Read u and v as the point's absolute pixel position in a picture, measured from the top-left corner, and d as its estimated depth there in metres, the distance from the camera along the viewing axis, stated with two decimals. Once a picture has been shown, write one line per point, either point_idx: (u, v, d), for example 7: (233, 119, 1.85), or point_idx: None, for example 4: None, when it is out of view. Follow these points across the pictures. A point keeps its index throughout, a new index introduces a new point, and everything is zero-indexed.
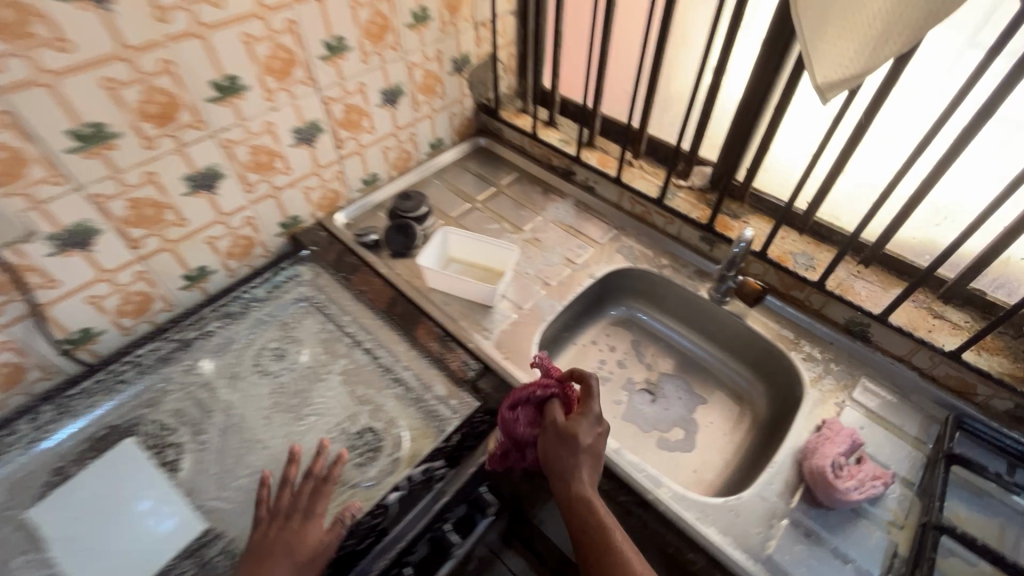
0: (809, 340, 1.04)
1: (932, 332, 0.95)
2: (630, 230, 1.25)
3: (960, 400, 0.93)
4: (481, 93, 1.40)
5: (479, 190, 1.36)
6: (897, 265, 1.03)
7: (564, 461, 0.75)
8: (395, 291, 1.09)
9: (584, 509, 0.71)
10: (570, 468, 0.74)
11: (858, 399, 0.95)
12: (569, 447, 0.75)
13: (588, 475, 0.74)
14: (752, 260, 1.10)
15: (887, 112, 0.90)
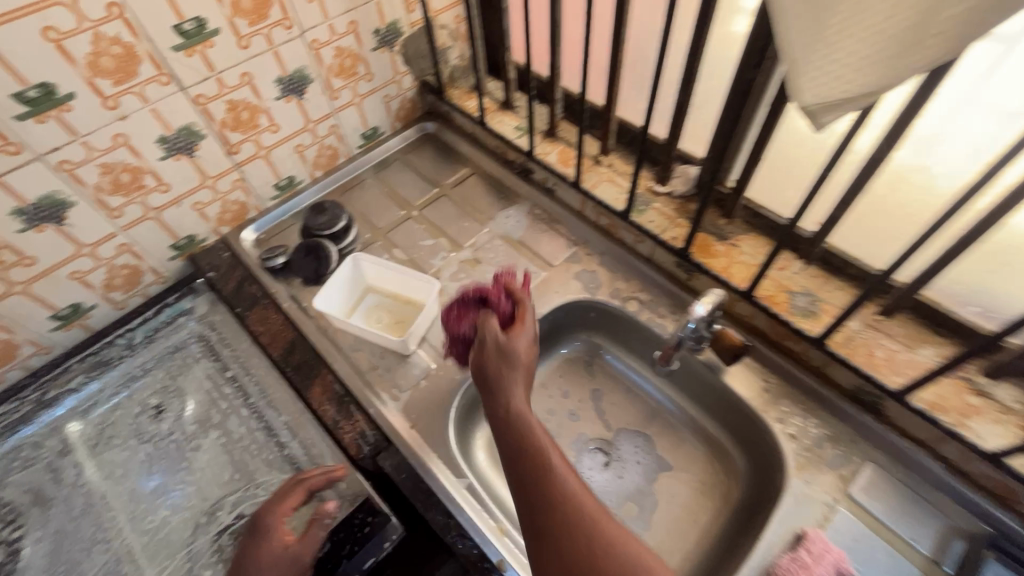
0: (804, 407, 0.81)
1: (968, 419, 0.71)
2: (593, 247, 1.01)
3: (999, 507, 0.70)
4: (422, 69, 1.15)
5: (418, 192, 1.13)
6: (934, 317, 0.76)
7: (503, 374, 0.66)
8: (296, 332, 0.91)
9: (532, 455, 0.60)
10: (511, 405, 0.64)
11: (857, 498, 0.74)
12: (508, 362, 0.67)
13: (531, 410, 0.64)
14: (737, 298, 0.86)
15: (938, 117, 0.61)
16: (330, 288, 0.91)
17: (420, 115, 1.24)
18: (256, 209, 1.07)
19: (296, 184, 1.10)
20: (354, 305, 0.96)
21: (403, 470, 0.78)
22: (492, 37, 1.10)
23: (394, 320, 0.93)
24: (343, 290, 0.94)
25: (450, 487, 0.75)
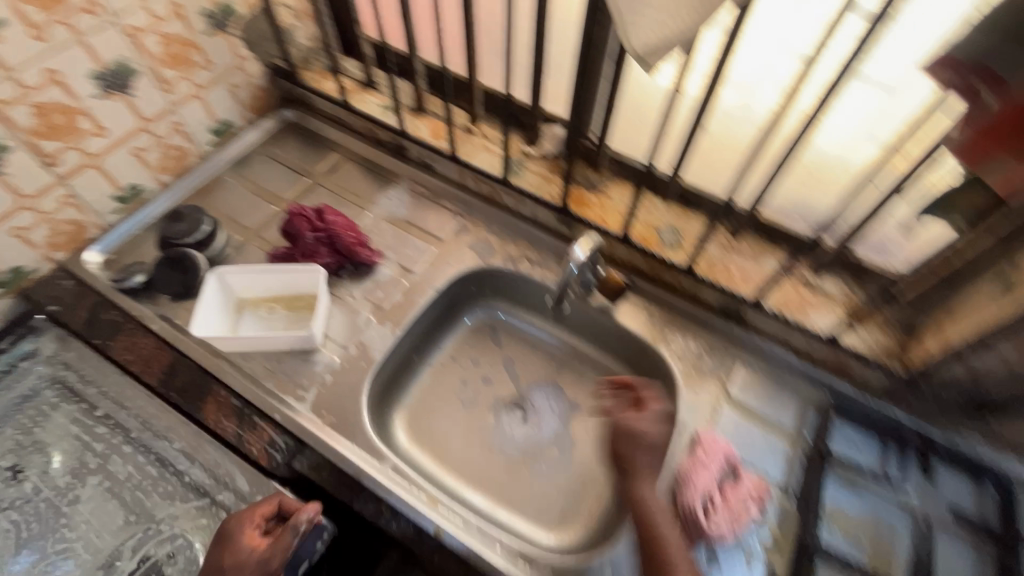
0: (684, 329, 0.92)
1: (807, 310, 0.85)
2: (479, 216, 1.03)
3: (838, 378, 0.85)
4: (268, 52, 1.06)
5: (288, 185, 1.07)
6: (773, 232, 0.88)
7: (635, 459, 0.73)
8: (174, 353, 0.83)
9: (642, 520, 0.69)
10: (635, 462, 0.73)
11: (734, 396, 0.86)
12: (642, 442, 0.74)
13: (652, 490, 0.71)
14: (615, 243, 0.94)
15: (748, 57, 0.70)
16: (203, 305, 0.82)
17: (274, 103, 1.16)
18: (96, 227, 0.93)
19: (141, 192, 0.98)
20: (235, 319, 0.88)
21: (322, 467, 0.76)
22: (340, 13, 1.05)
23: (285, 322, 0.88)
24: (218, 307, 0.85)
25: (376, 472, 0.74)
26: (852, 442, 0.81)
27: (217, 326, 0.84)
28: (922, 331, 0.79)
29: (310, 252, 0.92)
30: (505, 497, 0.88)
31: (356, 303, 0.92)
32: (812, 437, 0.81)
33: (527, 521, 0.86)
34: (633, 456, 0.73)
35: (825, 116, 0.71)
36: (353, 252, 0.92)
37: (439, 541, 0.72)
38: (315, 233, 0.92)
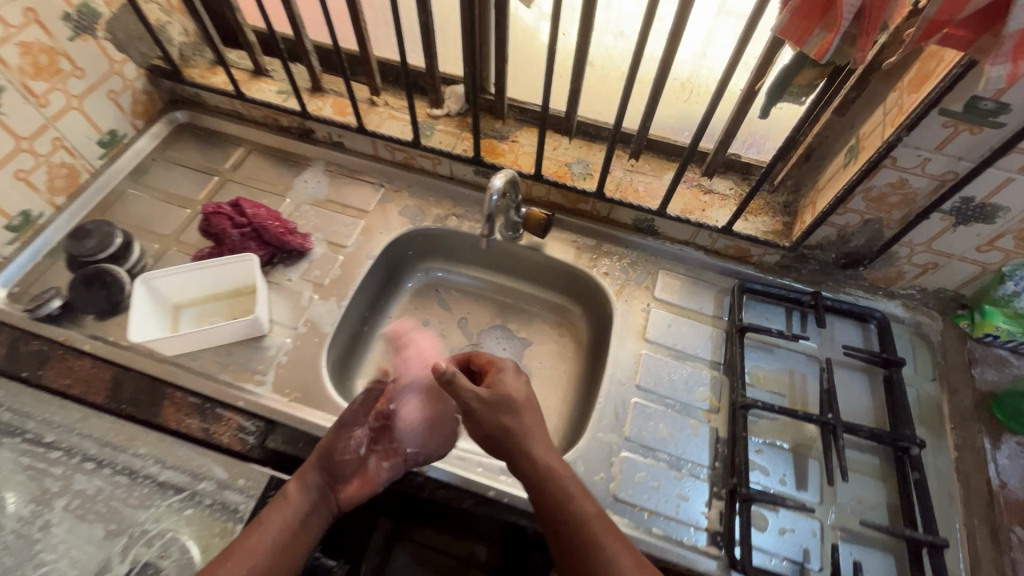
0: (608, 250, 1.01)
1: (707, 210, 0.96)
2: (399, 184, 1.06)
3: (741, 264, 0.98)
4: (142, 53, 1.02)
5: (196, 186, 1.04)
6: (665, 148, 1.00)
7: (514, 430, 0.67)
8: (115, 368, 0.81)
9: (524, 455, 0.66)
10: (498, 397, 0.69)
11: (660, 297, 0.96)
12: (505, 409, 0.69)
13: (514, 376, 0.73)
14: (532, 184, 1.01)
15: None
16: (138, 315, 0.81)
17: (162, 107, 1.11)
18: None
19: (34, 219, 0.93)
20: (175, 321, 0.87)
21: (297, 440, 0.78)
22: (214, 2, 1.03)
23: (226, 317, 0.88)
24: (155, 313, 0.84)
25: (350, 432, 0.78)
26: (761, 313, 0.94)
27: (158, 334, 0.83)
28: (801, 210, 0.92)
29: (239, 250, 0.91)
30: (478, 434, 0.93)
31: (295, 286, 0.92)
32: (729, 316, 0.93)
33: None
34: (520, 414, 0.68)
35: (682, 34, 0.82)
36: (285, 241, 0.92)
37: (424, 477, 0.77)
38: (240, 229, 0.91)
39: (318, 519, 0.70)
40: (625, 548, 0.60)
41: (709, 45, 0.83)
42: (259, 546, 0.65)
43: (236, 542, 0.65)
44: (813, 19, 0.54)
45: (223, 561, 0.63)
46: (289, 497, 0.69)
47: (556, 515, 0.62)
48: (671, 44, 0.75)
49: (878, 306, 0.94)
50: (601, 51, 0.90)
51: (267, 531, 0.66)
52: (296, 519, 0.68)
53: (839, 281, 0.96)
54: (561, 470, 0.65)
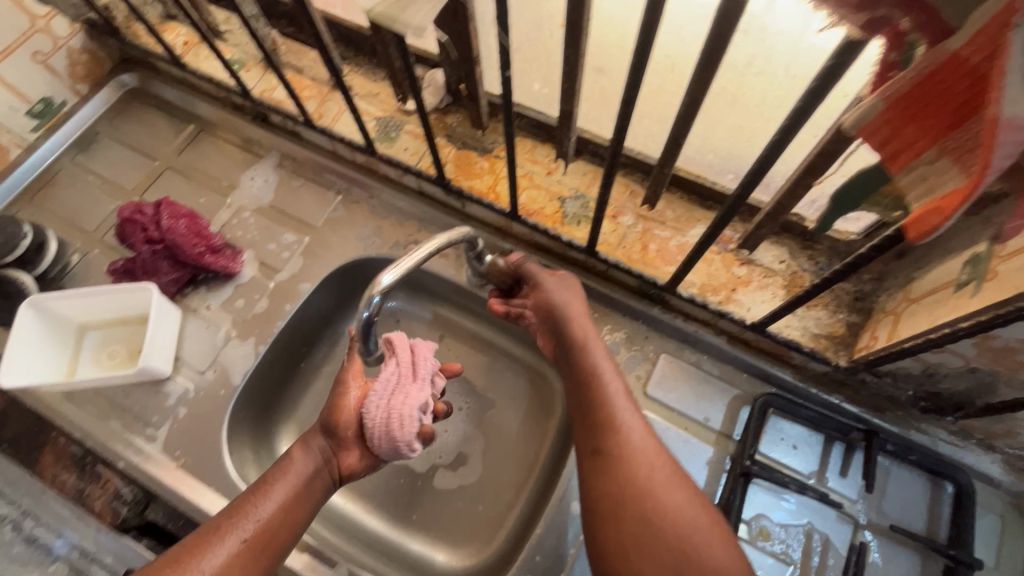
0: (601, 317, 0.77)
1: (736, 292, 0.71)
2: (358, 193, 0.86)
3: (776, 365, 0.72)
4: (75, 5, 0.85)
5: (134, 173, 0.90)
6: (698, 189, 0.73)
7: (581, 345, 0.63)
8: (5, 399, 0.73)
9: (582, 353, 0.63)
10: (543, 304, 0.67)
11: (653, 395, 0.73)
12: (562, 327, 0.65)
13: (604, 354, 0.63)
14: (511, 221, 0.78)
15: None
16: (17, 351, 0.69)
17: (111, 67, 0.96)
18: None
19: None
20: (75, 348, 0.76)
21: (178, 517, 0.69)
22: None
23: (130, 349, 0.76)
24: (41, 345, 0.72)
25: None
26: (787, 438, 0.69)
27: (45, 369, 0.72)
28: (875, 315, 0.66)
29: (151, 269, 0.77)
30: (402, 517, 0.79)
31: (214, 316, 0.79)
32: (740, 439, 0.69)
33: (427, 543, 0.77)
34: (587, 339, 0.63)
35: (732, 48, 0.53)
36: (204, 263, 0.78)
37: None
38: (151, 246, 0.76)
39: (321, 484, 0.59)
40: (687, 490, 0.53)
41: (774, 68, 0.53)
42: (263, 509, 0.55)
43: (239, 502, 0.56)
44: (924, 130, 0.30)
45: (225, 522, 0.54)
46: (294, 459, 0.59)
47: (594, 420, 0.58)
48: (697, 74, 0.47)
49: (964, 458, 0.66)
50: (613, 55, 0.62)
51: (271, 495, 0.56)
52: (301, 479, 0.58)
53: (915, 414, 0.67)
54: (621, 405, 0.58)
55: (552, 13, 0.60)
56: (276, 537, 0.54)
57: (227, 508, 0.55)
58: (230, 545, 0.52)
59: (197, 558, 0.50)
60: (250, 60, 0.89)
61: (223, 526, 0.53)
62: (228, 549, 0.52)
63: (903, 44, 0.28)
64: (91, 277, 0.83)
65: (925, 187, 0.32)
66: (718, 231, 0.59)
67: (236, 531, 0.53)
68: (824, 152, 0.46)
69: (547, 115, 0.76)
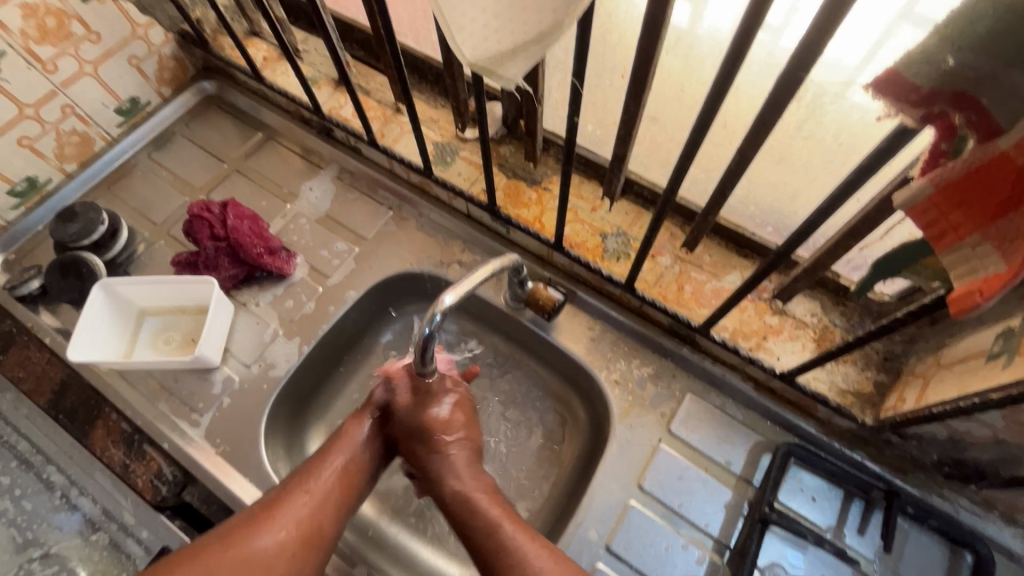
0: (631, 352, 0.79)
1: (766, 340, 0.73)
2: (409, 210, 0.91)
3: (801, 416, 0.73)
4: (171, 16, 0.91)
5: (204, 173, 0.97)
6: (736, 239, 0.76)
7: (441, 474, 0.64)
8: (66, 371, 0.78)
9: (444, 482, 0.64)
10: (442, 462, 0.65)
11: (676, 432, 0.74)
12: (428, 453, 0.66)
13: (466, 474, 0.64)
14: (553, 252, 0.82)
15: (707, 23, 0.54)
16: (85, 328, 0.74)
17: (193, 73, 1.03)
18: None
19: (42, 184, 0.90)
20: (133, 330, 0.81)
21: (212, 501, 0.73)
22: None
23: (184, 336, 0.81)
24: (105, 323, 0.77)
25: None
26: (806, 489, 0.70)
27: (106, 347, 0.77)
28: (904, 376, 0.67)
29: (212, 264, 0.82)
30: (418, 527, 0.79)
31: (264, 313, 0.84)
32: (760, 485, 0.70)
33: (443, 555, 0.77)
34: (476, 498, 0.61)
35: (785, 118, 0.57)
36: (261, 263, 0.83)
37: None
38: (216, 243, 0.81)
39: (363, 466, 0.65)
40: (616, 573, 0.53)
41: (824, 133, 0.56)
42: (327, 471, 0.62)
43: (293, 476, 0.61)
44: (969, 216, 0.33)
45: (295, 481, 0.60)
46: (328, 457, 0.63)
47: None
48: (749, 135, 0.51)
49: (986, 530, 0.66)
50: (668, 107, 0.66)
51: (331, 456, 0.63)
52: (337, 478, 0.62)
53: (938, 479, 0.68)
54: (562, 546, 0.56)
55: (615, 65, 0.64)
56: (342, 492, 0.61)
57: (295, 471, 0.62)
58: (299, 502, 0.58)
59: (267, 520, 0.56)
60: (323, 79, 0.96)
61: (292, 486, 0.60)
62: (300, 506, 0.58)
63: (954, 135, 0.31)
64: (155, 264, 0.89)
65: (968, 268, 0.35)
66: (759, 281, 0.61)
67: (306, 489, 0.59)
68: (866, 219, 0.49)
69: (597, 154, 0.80)
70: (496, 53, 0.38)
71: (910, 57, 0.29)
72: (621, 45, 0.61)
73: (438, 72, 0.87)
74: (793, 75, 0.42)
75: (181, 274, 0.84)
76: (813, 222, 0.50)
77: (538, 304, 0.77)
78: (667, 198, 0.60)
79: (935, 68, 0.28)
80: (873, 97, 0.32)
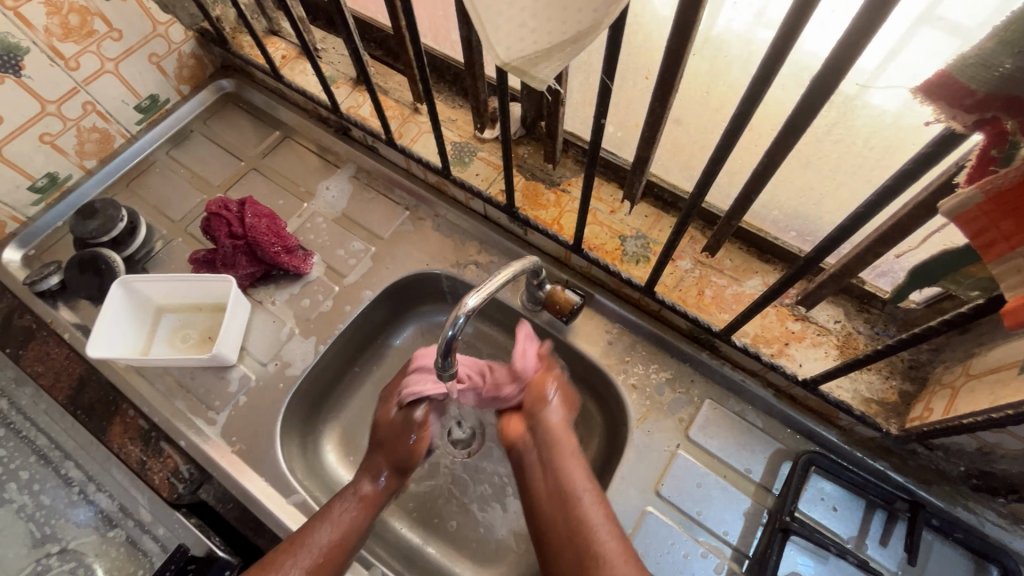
0: (649, 357, 0.78)
1: (788, 347, 0.72)
2: (426, 211, 0.90)
3: (823, 425, 0.72)
4: (191, 14, 0.92)
5: (222, 170, 0.97)
6: (759, 243, 0.75)
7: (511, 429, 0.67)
8: (84, 367, 0.79)
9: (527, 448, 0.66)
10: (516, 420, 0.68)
11: (695, 438, 0.73)
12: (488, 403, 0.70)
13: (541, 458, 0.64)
14: (571, 255, 0.81)
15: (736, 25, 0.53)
16: (104, 325, 0.75)
17: (212, 71, 1.04)
18: (14, 221, 0.88)
19: (62, 180, 0.91)
20: (151, 327, 0.81)
21: (227, 499, 0.73)
22: None
23: (201, 334, 0.81)
24: (124, 320, 0.78)
25: (279, 513, 0.70)
26: (827, 499, 0.69)
27: (125, 344, 0.77)
28: (930, 385, 0.66)
29: (230, 262, 0.82)
30: (433, 530, 0.78)
31: (280, 312, 0.83)
32: (780, 493, 0.69)
33: (457, 558, 0.76)
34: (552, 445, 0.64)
35: (814, 120, 0.56)
36: (279, 261, 0.83)
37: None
38: (234, 241, 0.81)
39: (357, 533, 0.63)
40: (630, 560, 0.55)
41: (855, 137, 0.55)
42: (322, 540, 0.61)
43: (289, 541, 0.61)
44: (1022, 224, 0.32)
45: (287, 549, 0.60)
46: (327, 519, 0.63)
47: (558, 533, 0.58)
48: (781, 139, 0.50)
49: (1013, 543, 0.64)
50: (693, 109, 0.65)
51: (330, 520, 0.63)
52: (319, 556, 0.60)
53: (964, 491, 0.67)
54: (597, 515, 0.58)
55: (640, 66, 0.64)
56: (335, 562, 0.61)
57: (290, 537, 0.62)
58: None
59: None
60: (341, 78, 0.96)
61: (284, 555, 0.60)
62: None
63: (1005, 142, 0.30)
64: (173, 262, 0.90)
65: (1021, 279, 0.34)
66: (784, 287, 0.61)
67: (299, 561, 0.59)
68: (899, 225, 0.48)
69: (617, 156, 0.79)
70: (531, 53, 0.37)
71: (965, 61, 0.28)
72: (647, 46, 0.61)
73: (457, 72, 0.87)
74: (828, 78, 0.41)
75: (198, 271, 0.84)
76: (846, 227, 0.49)
77: (558, 306, 0.77)
78: (691, 201, 0.59)
79: (991, 72, 0.27)
80: (920, 102, 0.31)
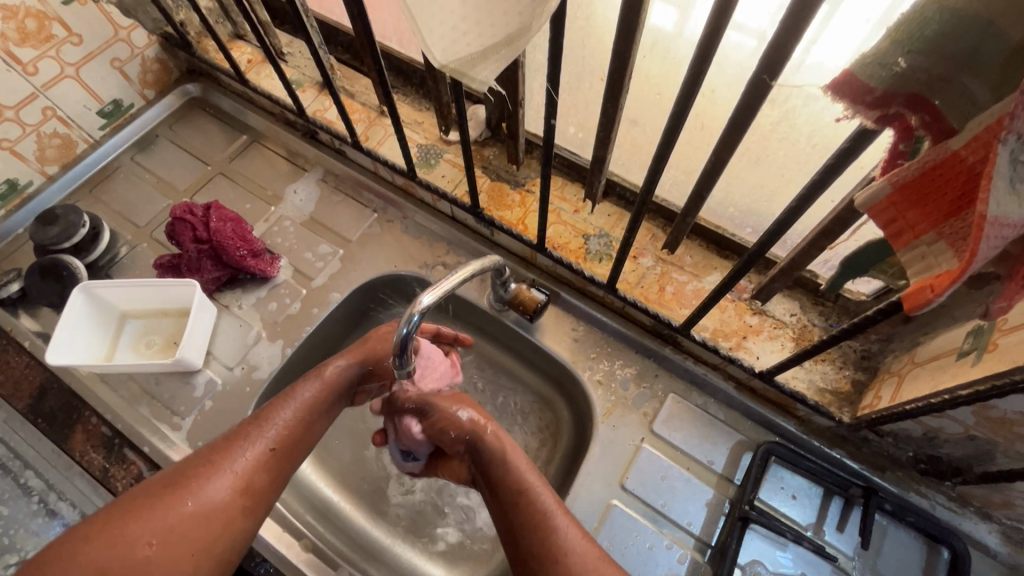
0: (614, 353, 0.80)
1: (746, 340, 0.74)
2: (394, 212, 0.91)
3: (782, 416, 0.74)
4: (154, 19, 0.90)
5: (188, 175, 0.96)
6: (718, 240, 0.77)
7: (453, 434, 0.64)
8: (45, 375, 0.78)
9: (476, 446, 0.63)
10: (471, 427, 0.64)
11: (658, 432, 0.75)
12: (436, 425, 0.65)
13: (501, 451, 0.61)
14: (537, 254, 0.82)
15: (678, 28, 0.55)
16: (65, 331, 0.74)
17: (177, 76, 1.03)
18: None
19: (22, 187, 0.90)
20: (115, 333, 0.81)
21: None
22: None
23: (165, 339, 0.80)
24: (86, 326, 0.77)
25: None
26: (786, 488, 0.71)
27: (86, 350, 0.77)
28: (880, 374, 0.69)
29: (195, 267, 0.82)
30: (403, 530, 0.78)
31: (247, 316, 0.83)
32: (741, 483, 0.71)
33: (427, 557, 0.76)
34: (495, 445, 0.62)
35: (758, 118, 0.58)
36: (244, 265, 0.82)
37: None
38: (198, 245, 0.81)
39: (307, 429, 0.60)
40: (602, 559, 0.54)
41: (797, 135, 0.57)
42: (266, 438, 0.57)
43: (227, 438, 0.57)
44: (925, 214, 0.34)
45: (226, 445, 0.56)
46: (269, 416, 0.58)
47: (518, 531, 0.56)
48: (725, 137, 0.51)
49: (962, 525, 0.67)
50: (647, 110, 0.67)
51: (271, 419, 0.58)
52: (263, 452, 0.56)
53: (915, 476, 0.69)
54: (551, 506, 0.57)
55: (594, 68, 0.65)
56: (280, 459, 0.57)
57: (228, 433, 0.58)
58: (228, 472, 0.54)
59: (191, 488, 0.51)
60: (308, 82, 0.96)
61: (222, 450, 0.55)
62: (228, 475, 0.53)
63: (911, 137, 0.33)
64: (138, 268, 0.89)
65: (923, 265, 0.36)
66: (734, 282, 0.63)
67: (239, 459, 0.55)
68: (837, 219, 0.50)
69: (580, 157, 0.80)
70: (466, 55, 0.38)
71: (865, 60, 0.30)
72: (599, 48, 0.62)
73: (422, 75, 0.88)
74: (759, 79, 0.43)
75: (164, 276, 0.84)
76: (786, 221, 0.51)
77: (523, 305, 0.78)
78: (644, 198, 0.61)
79: (888, 69, 0.30)
80: (831, 99, 0.33)
